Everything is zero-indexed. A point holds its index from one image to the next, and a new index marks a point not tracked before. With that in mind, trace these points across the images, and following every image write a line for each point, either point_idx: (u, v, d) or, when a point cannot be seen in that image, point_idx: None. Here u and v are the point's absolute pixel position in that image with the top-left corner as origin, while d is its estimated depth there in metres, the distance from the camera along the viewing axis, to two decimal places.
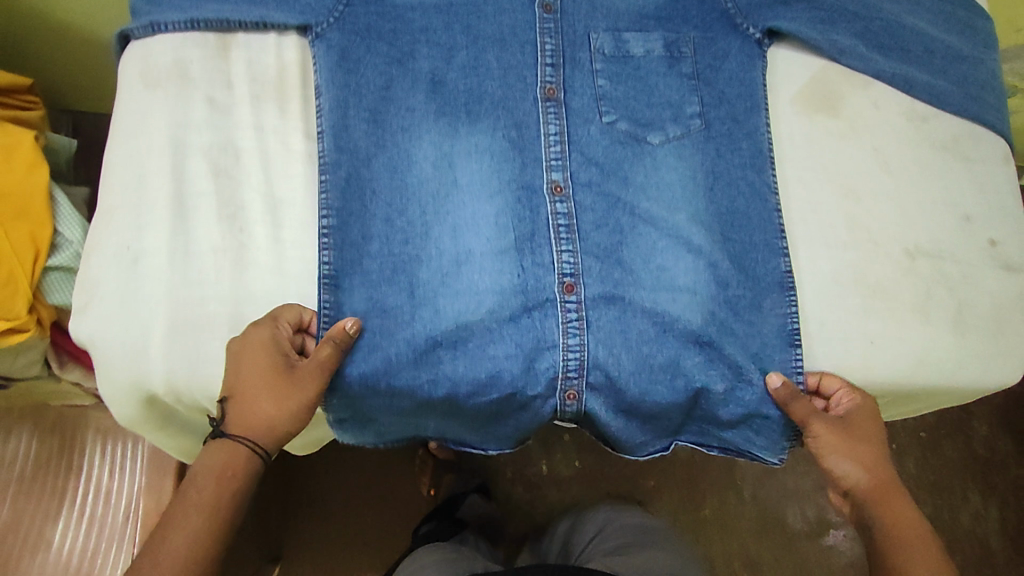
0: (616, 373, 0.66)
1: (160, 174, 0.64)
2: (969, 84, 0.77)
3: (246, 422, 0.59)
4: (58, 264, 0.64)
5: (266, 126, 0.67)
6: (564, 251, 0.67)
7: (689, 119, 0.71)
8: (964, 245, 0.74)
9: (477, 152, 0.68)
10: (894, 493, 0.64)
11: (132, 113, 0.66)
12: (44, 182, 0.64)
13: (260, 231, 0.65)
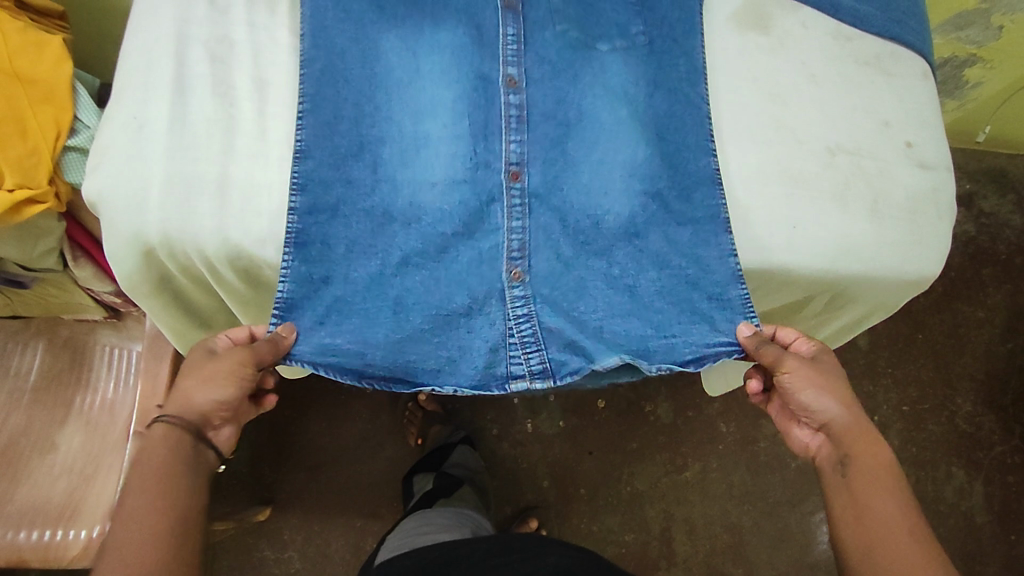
0: (556, 254, 0.70)
1: (165, 59, 0.71)
2: (892, 10, 0.83)
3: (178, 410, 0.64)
4: (77, 145, 0.77)
5: (257, 23, 0.74)
6: (512, 139, 0.71)
7: (635, 36, 0.75)
8: (884, 147, 0.77)
9: (439, 49, 0.72)
10: (862, 432, 0.65)
11: (144, 11, 0.74)
12: (68, 76, 0.77)
13: (247, 106, 0.70)
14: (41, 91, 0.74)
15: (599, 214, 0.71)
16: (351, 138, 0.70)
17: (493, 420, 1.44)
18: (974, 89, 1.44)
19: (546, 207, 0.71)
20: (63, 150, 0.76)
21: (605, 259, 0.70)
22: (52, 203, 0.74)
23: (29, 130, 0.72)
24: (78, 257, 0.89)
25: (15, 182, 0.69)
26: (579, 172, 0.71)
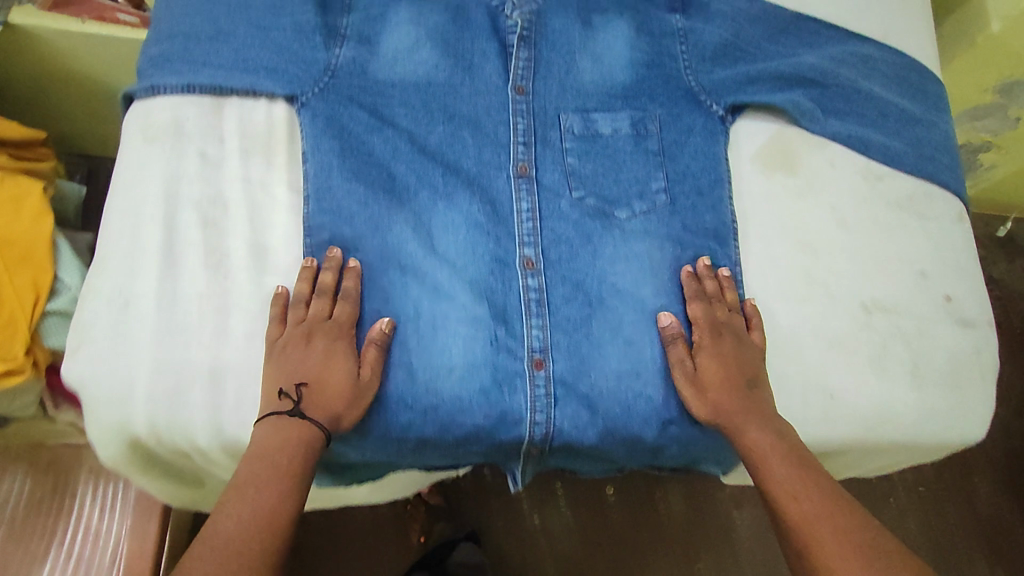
0: (579, 441, 0.66)
1: (153, 222, 0.65)
2: (923, 146, 0.79)
3: (318, 409, 0.60)
4: (56, 307, 0.71)
5: (254, 178, 0.69)
6: (533, 323, 0.67)
7: (656, 194, 0.74)
8: (921, 301, 0.73)
9: (454, 226, 0.71)
10: (775, 450, 0.61)
11: (131, 165, 0.68)
12: (48, 231, 0.71)
13: (243, 276, 0.65)
14: (17, 253, 0.69)
15: (628, 403, 0.67)
16: (365, 318, 0.67)
17: (497, 514, 1.26)
18: (989, 170, 1.40)
19: (573, 397, 0.66)
20: (41, 315, 0.70)
21: (634, 436, 0.67)
22: (27, 375, 0.68)
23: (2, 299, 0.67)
24: (60, 403, 0.83)
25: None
26: (606, 349, 0.68)
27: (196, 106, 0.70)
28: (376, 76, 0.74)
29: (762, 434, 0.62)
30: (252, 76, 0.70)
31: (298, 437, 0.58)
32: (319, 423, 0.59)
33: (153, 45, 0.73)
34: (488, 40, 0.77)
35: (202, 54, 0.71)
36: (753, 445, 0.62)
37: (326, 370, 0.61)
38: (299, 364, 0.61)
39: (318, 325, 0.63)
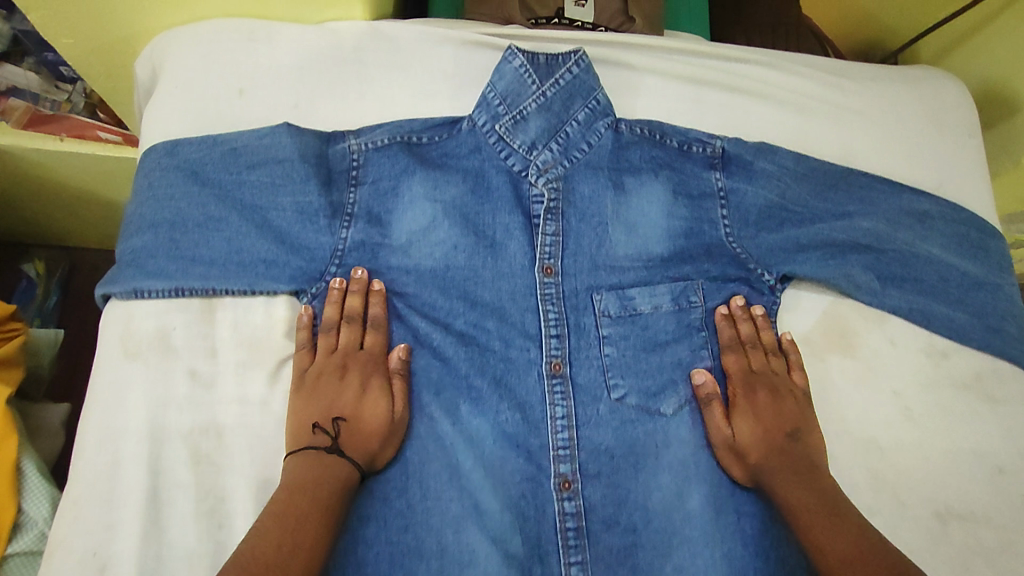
0: None
1: (133, 463, 0.56)
2: (989, 315, 0.72)
3: (354, 442, 0.58)
4: (19, 547, 0.66)
5: (252, 398, 0.60)
6: (572, 558, 0.61)
7: (702, 376, 0.68)
8: (999, 504, 0.65)
9: (480, 438, 0.63)
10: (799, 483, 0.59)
11: (108, 386, 0.60)
12: (11, 458, 0.67)
13: (241, 523, 0.56)
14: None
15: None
16: (381, 559, 0.58)
17: None
18: None
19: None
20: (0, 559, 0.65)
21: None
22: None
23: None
24: None
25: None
26: None
27: (186, 312, 0.62)
28: (389, 261, 0.67)
29: (805, 494, 0.59)
30: (250, 273, 0.63)
31: (335, 467, 0.56)
32: (354, 457, 0.57)
33: (134, 235, 0.65)
34: (511, 213, 0.70)
35: (188, 245, 0.64)
36: (792, 506, 0.58)
37: (361, 407, 0.60)
38: (333, 399, 0.60)
39: (352, 358, 0.63)
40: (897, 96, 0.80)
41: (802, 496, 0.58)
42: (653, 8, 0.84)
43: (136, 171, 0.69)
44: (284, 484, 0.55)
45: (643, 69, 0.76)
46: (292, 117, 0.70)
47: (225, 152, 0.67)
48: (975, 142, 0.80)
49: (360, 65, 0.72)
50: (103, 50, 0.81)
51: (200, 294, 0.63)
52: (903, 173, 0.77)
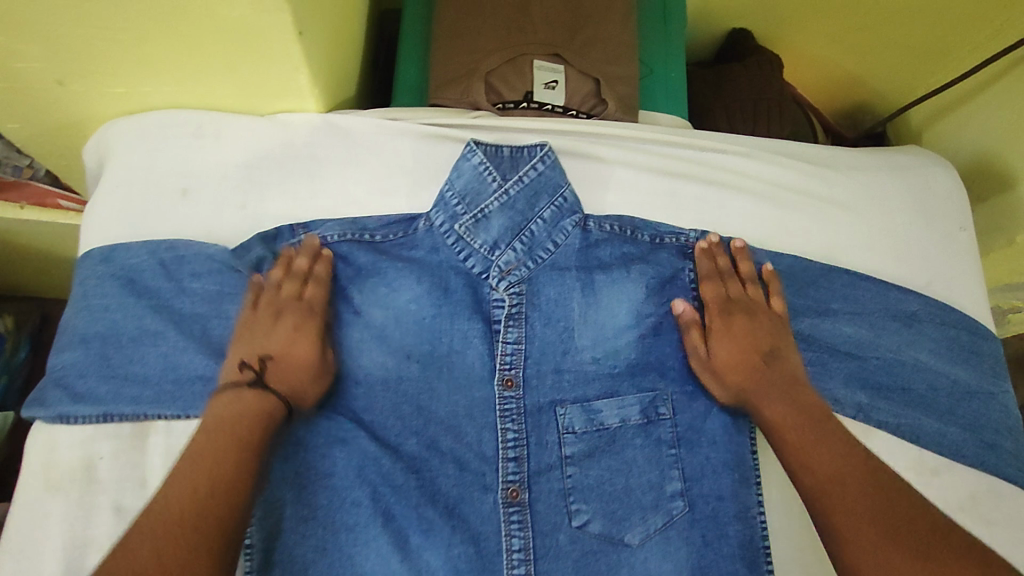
0: None
1: None
2: (983, 428, 0.68)
3: (282, 375, 0.57)
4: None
5: None
6: None
7: (671, 499, 0.61)
8: None
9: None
10: (785, 398, 0.60)
11: (27, 523, 0.56)
12: None
13: None
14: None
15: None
16: None
17: None
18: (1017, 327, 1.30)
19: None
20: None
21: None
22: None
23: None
24: None
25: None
26: None
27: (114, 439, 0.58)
28: (337, 373, 0.61)
29: (786, 409, 0.60)
30: (185, 397, 0.59)
31: (257, 402, 0.55)
32: (279, 392, 0.56)
33: (64, 349, 0.61)
34: (470, 318, 0.64)
35: (121, 366, 0.60)
36: (774, 422, 0.60)
37: (290, 343, 0.59)
38: (269, 338, 0.59)
39: (290, 299, 0.61)
40: (883, 187, 0.76)
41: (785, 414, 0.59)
42: (628, 90, 0.81)
43: (75, 275, 0.67)
44: (224, 402, 0.55)
45: (616, 158, 0.72)
46: (240, 219, 0.67)
47: (166, 263, 0.64)
48: (966, 233, 0.77)
49: (314, 161, 0.68)
50: (51, 133, 0.77)
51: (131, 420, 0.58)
52: (888, 272, 0.73)
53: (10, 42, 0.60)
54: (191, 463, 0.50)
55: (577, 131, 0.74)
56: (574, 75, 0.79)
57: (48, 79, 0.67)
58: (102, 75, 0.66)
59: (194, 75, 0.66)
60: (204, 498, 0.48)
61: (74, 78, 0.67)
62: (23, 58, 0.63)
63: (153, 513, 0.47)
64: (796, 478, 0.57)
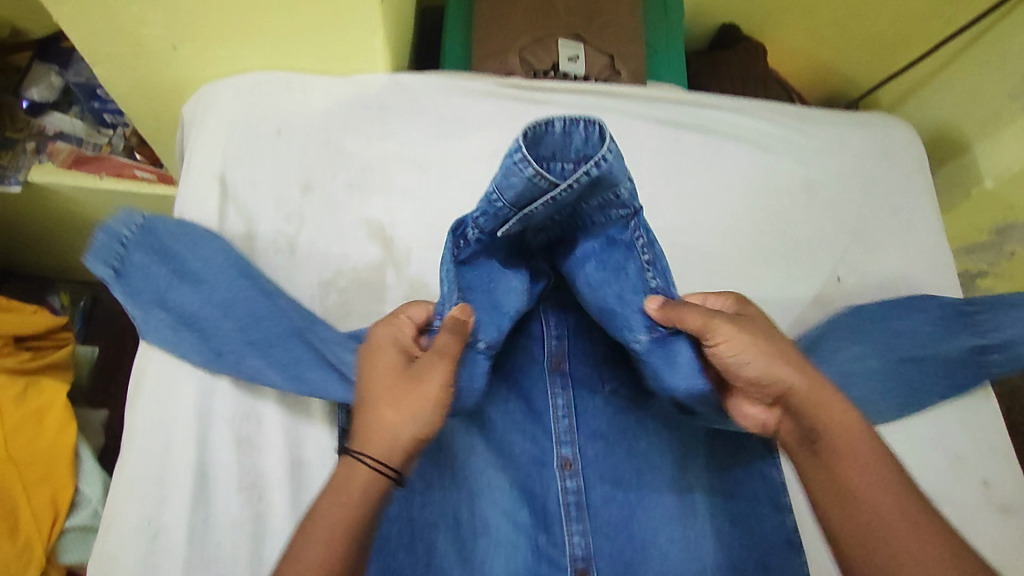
0: None
1: (184, 446, 0.67)
2: (952, 332, 0.78)
3: (372, 435, 0.56)
4: (75, 522, 0.74)
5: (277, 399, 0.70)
6: (574, 530, 0.69)
7: None
8: (956, 487, 0.75)
9: (493, 425, 0.71)
10: (831, 396, 0.57)
11: (157, 381, 0.68)
12: (68, 443, 0.74)
13: (277, 498, 0.68)
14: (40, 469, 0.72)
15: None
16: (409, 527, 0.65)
17: None
18: None
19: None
20: (60, 532, 0.72)
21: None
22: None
23: (20, 523, 0.69)
24: None
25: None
26: (649, 550, 0.69)
27: (201, 336, 0.68)
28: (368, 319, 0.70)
29: (842, 413, 0.56)
30: (262, 302, 0.69)
31: (347, 476, 0.54)
32: (370, 457, 0.55)
33: (146, 254, 0.70)
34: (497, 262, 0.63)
35: (205, 272, 0.70)
36: (824, 424, 0.56)
37: (388, 395, 0.57)
38: (381, 370, 0.59)
39: (404, 345, 0.62)
40: (851, 137, 0.92)
41: (806, 391, 0.57)
42: (637, 65, 0.97)
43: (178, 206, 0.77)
44: (332, 485, 0.54)
45: (629, 114, 0.88)
46: (325, 152, 0.80)
47: (270, 186, 0.78)
48: (923, 175, 0.92)
49: (384, 111, 0.83)
50: (153, 96, 0.91)
51: (211, 324, 0.68)
52: (855, 206, 0.88)
53: (146, 12, 0.75)
54: (321, 525, 0.52)
55: (597, 93, 0.90)
56: (591, 52, 0.96)
57: (165, 44, 0.81)
58: (211, 40, 0.81)
59: (288, 40, 0.81)
60: (337, 561, 0.51)
61: (187, 44, 0.81)
62: (153, 25, 0.78)
63: (295, 558, 0.51)
64: (836, 496, 0.54)
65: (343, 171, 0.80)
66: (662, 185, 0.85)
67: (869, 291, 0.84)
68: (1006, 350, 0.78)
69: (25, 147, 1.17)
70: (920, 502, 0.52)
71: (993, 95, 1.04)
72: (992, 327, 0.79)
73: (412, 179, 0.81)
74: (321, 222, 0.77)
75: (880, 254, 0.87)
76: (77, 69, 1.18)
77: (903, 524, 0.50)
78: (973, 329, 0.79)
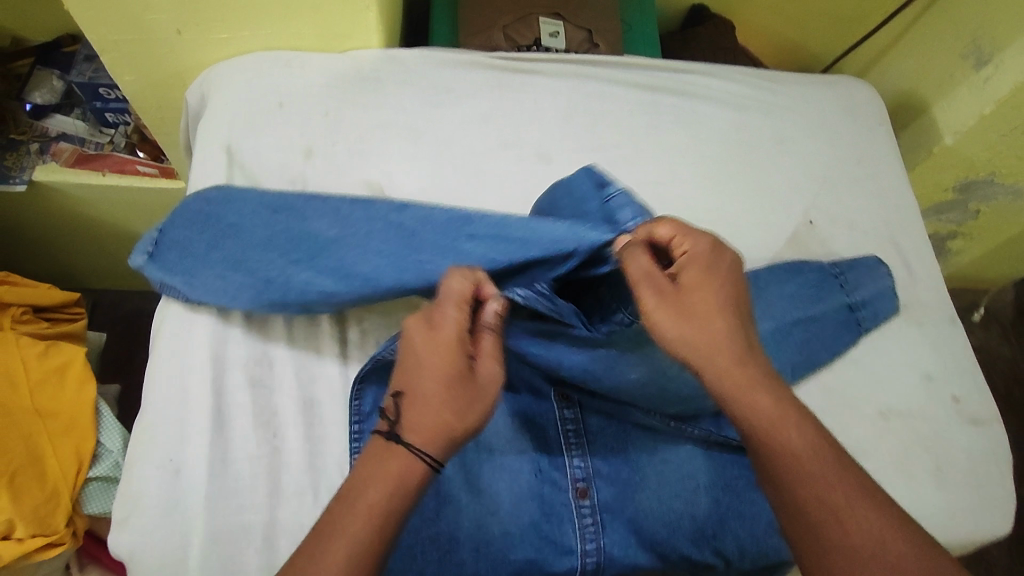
0: (632, 566, 0.67)
1: (202, 389, 0.67)
2: (876, 280, 0.83)
3: (424, 427, 0.52)
4: (97, 474, 0.80)
5: (281, 346, 0.71)
6: (574, 453, 0.69)
7: None
8: (931, 404, 0.78)
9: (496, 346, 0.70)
10: (754, 378, 0.55)
11: (175, 329, 0.71)
12: (89, 398, 0.82)
13: (293, 433, 0.68)
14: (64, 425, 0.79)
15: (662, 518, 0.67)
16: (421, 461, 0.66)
17: None
18: (957, 256, 1.52)
19: (618, 522, 0.68)
20: (83, 483, 0.79)
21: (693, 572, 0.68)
22: (67, 543, 0.77)
23: (48, 472, 0.76)
24: (85, 563, 0.87)
25: (28, 532, 0.73)
26: (645, 470, 0.69)
27: (247, 275, 0.70)
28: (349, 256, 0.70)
29: (766, 394, 0.55)
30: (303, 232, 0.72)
31: (404, 466, 0.51)
32: (428, 453, 0.51)
33: (165, 223, 0.75)
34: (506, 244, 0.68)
35: (244, 221, 0.73)
36: (749, 402, 0.55)
37: (435, 390, 0.53)
38: (428, 363, 0.54)
39: (463, 335, 0.55)
40: (816, 94, 0.99)
41: (727, 365, 0.55)
42: (615, 38, 1.03)
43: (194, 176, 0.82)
44: (372, 482, 0.50)
45: (608, 79, 0.95)
46: (323, 122, 0.85)
47: (273, 153, 0.83)
48: (884, 127, 0.98)
49: (378, 82, 0.89)
50: (159, 83, 0.96)
51: (254, 265, 0.71)
52: (822, 154, 0.94)
53: None
54: (362, 512, 0.48)
55: (577, 62, 0.96)
56: (571, 28, 1.02)
57: (171, 29, 0.86)
58: (214, 23, 0.86)
59: (287, 20, 0.87)
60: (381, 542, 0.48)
61: (190, 28, 0.86)
62: (157, 11, 0.83)
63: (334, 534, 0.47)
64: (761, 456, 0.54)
65: (342, 136, 0.85)
66: (643, 142, 0.91)
67: (842, 232, 0.89)
68: (870, 308, 0.81)
69: (29, 147, 1.22)
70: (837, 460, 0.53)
71: (946, 58, 1.11)
72: (855, 285, 0.82)
73: (407, 144, 0.86)
74: (322, 183, 0.82)
75: (847, 198, 0.91)
76: (79, 71, 1.21)
77: (843, 518, 0.50)
78: (843, 288, 0.81)
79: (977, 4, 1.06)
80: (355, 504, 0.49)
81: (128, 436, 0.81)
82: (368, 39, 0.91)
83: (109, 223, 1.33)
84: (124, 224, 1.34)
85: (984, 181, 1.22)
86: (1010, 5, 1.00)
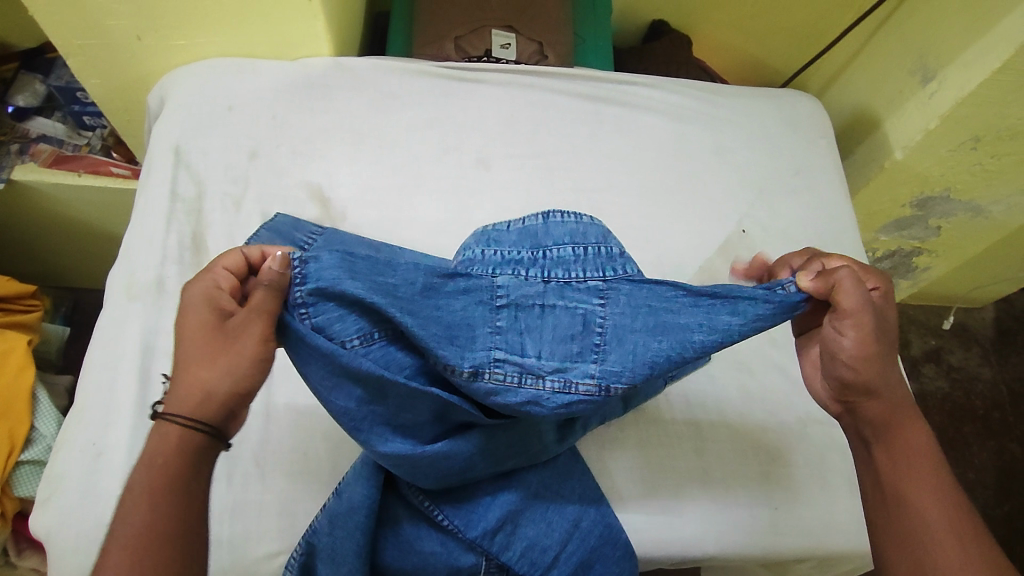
0: (540, 562, 0.69)
1: (129, 378, 0.71)
2: None
3: (183, 396, 0.53)
4: (30, 457, 0.88)
5: None
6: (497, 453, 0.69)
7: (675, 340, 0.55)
8: None
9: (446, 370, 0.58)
10: (914, 418, 0.59)
11: (112, 322, 0.75)
12: (25, 384, 0.89)
13: None
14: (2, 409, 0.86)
15: (576, 519, 0.71)
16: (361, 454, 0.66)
17: None
18: (924, 272, 1.49)
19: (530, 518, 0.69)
20: (16, 465, 0.87)
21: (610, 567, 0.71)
22: None
23: None
24: (22, 548, 0.92)
25: None
26: (556, 465, 0.72)
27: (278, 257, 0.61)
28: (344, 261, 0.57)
29: (923, 438, 0.59)
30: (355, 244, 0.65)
31: (167, 437, 0.52)
32: (185, 419, 0.52)
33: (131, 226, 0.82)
34: (572, 306, 0.56)
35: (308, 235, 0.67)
36: (909, 441, 0.58)
37: (195, 359, 0.53)
38: (190, 335, 0.54)
39: (216, 297, 0.55)
40: (757, 109, 1.01)
41: (891, 406, 0.59)
42: (565, 50, 1.06)
43: (142, 177, 0.86)
44: (134, 484, 0.50)
45: (553, 89, 0.98)
46: (271, 126, 0.89)
47: (221, 154, 0.86)
48: (825, 141, 1.01)
49: (326, 89, 0.92)
50: (124, 89, 1.00)
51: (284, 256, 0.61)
52: (758, 165, 0.96)
53: (111, 3, 0.84)
54: (139, 493, 0.50)
55: (523, 73, 0.99)
56: (523, 40, 1.05)
57: (130, 35, 0.90)
58: (171, 29, 0.90)
59: (241, 28, 0.90)
60: (166, 513, 0.50)
61: (150, 34, 0.90)
62: (117, 16, 0.86)
63: (122, 518, 0.49)
64: (892, 483, 0.57)
65: (287, 140, 0.88)
66: (584, 151, 0.93)
67: (776, 241, 0.90)
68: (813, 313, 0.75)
69: (9, 148, 1.26)
70: (962, 508, 0.55)
71: (896, 75, 1.13)
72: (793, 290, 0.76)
73: (349, 148, 0.89)
74: (266, 183, 0.85)
75: (782, 208, 0.93)
76: (58, 75, 1.26)
77: (950, 540, 0.53)
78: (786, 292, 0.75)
79: (926, 23, 1.07)
80: (134, 487, 0.50)
81: (61, 421, 0.89)
82: (319, 47, 0.95)
83: (86, 223, 1.37)
84: (100, 224, 1.38)
85: (941, 198, 1.21)
86: (951, 23, 1.02)
